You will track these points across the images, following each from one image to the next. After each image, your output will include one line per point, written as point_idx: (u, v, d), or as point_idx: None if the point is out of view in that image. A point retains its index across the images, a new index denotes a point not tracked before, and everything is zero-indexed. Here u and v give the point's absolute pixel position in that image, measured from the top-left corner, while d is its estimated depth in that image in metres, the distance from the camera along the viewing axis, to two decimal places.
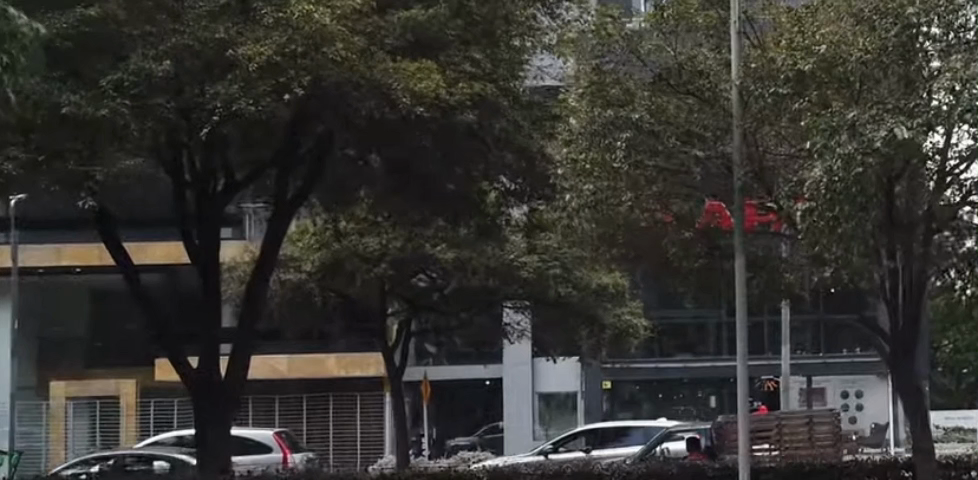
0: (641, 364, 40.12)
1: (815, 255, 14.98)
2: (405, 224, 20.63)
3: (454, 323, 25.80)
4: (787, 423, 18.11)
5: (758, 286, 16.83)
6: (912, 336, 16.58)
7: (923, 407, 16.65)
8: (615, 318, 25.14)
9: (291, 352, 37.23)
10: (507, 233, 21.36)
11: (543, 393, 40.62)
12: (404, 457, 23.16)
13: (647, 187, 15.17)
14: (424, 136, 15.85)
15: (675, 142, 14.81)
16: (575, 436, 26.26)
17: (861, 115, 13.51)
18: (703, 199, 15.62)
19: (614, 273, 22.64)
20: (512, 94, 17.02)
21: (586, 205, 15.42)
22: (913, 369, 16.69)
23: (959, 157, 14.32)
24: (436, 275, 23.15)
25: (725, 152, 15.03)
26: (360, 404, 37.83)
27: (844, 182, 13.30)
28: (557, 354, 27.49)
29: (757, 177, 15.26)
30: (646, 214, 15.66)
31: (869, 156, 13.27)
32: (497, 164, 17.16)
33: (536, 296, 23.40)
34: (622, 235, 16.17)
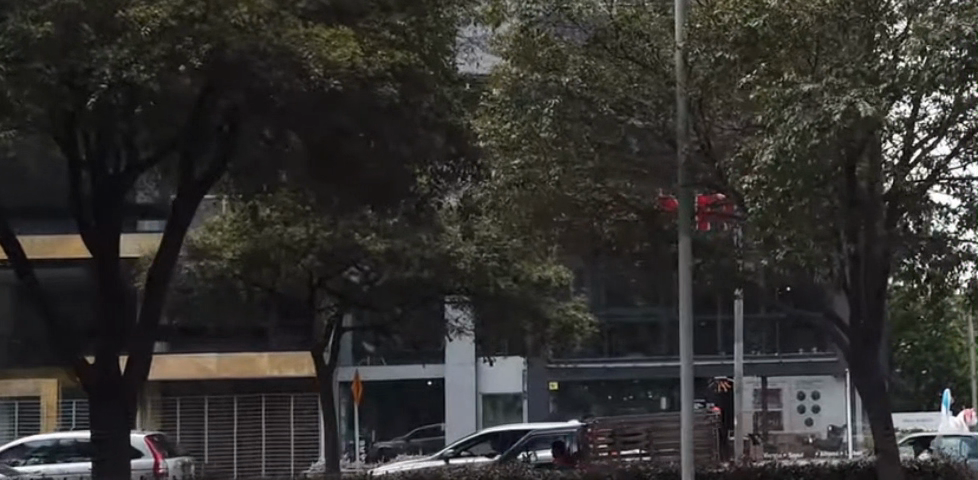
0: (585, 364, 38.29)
1: (765, 237, 13.72)
2: (330, 211, 19.13)
3: (389, 321, 24.37)
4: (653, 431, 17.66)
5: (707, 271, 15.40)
6: (874, 327, 15.22)
7: (887, 408, 15.31)
8: (558, 313, 23.79)
9: (221, 349, 35.17)
10: (443, 222, 19.91)
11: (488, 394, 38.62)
12: (332, 459, 21.63)
13: (578, 161, 14.02)
14: (343, 114, 14.12)
15: (610, 111, 13.63)
16: (483, 440, 24.76)
17: (821, 88, 12.26)
18: (656, 193, 14.59)
19: (555, 264, 21.29)
20: (439, 69, 15.29)
21: (514, 183, 14.30)
22: (876, 366, 15.29)
23: (928, 130, 13.71)
24: (367, 268, 21.66)
25: (667, 123, 13.84)
26: (293, 404, 36.40)
27: (800, 156, 12.27)
28: (499, 351, 26.09)
29: (703, 153, 14.05)
30: (587, 192, 14.35)
31: (826, 131, 12.12)
32: (428, 152, 15.07)
33: (476, 291, 21.95)
34: (556, 212, 14.61)
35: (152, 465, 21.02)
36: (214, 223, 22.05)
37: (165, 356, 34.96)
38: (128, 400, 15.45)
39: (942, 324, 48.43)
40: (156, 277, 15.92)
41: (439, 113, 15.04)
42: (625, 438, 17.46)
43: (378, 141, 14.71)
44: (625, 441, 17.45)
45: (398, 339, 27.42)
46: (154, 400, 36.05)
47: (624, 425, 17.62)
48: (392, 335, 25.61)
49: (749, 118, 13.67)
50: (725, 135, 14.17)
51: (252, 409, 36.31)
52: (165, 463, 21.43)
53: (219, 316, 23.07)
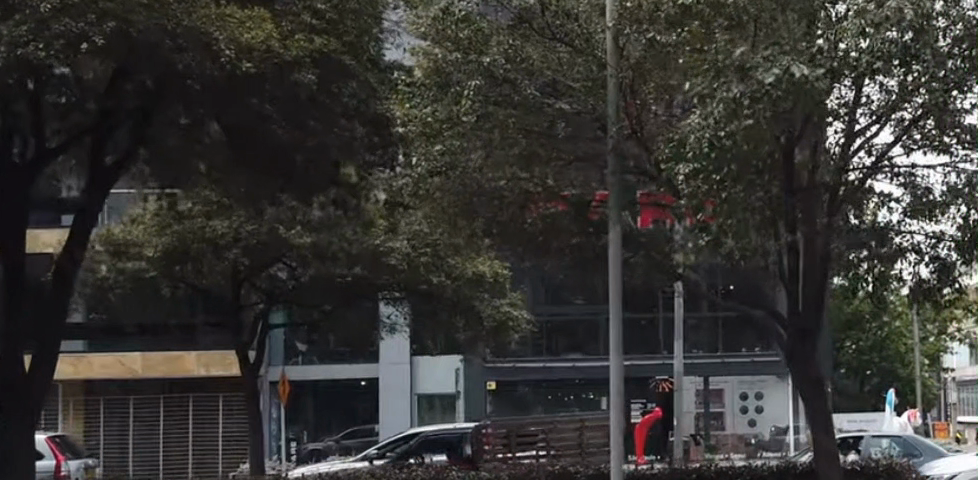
0: (528, 363, 36.48)
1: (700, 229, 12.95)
2: (253, 202, 18.28)
3: (320, 319, 23.58)
4: (554, 432, 17.19)
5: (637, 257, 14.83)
6: (813, 320, 14.61)
7: (825, 405, 14.74)
8: (493, 310, 23.09)
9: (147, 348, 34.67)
10: (370, 214, 19.06)
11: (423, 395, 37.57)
12: (255, 462, 20.87)
13: (503, 145, 13.30)
14: (257, 96, 13.49)
15: (534, 93, 13.04)
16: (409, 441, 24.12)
17: (749, 51, 11.84)
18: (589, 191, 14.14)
19: (490, 259, 20.44)
20: (363, 55, 14.57)
21: (436, 169, 13.78)
22: (815, 364, 14.67)
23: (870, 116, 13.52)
24: (294, 264, 20.86)
25: (599, 111, 13.29)
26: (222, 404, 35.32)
27: (733, 136, 11.79)
28: (435, 350, 25.31)
29: (635, 140, 13.63)
30: (511, 184, 13.73)
31: (758, 101, 11.65)
32: (352, 143, 14.39)
33: (408, 289, 21.22)
34: (478, 200, 13.91)
35: (55, 468, 20.49)
36: (136, 217, 21.24)
37: (88, 354, 34.79)
38: (31, 400, 14.52)
39: (888, 323, 47.80)
40: (63, 271, 15.02)
41: (364, 99, 14.36)
42: (521, 438, 17.10)
43: (297, 126, 14.05)
44: (521, 442, 17.06)
45: (332, 340, 26.64)
46: (79, 399, 35.53)
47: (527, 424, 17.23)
48: (324, 334, 24.88)
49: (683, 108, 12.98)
50: (656, 124, 13.71)
51: (179, 410, 35.40)
52: (69, 466, 20.81)
53: (144, 312, 22.27)
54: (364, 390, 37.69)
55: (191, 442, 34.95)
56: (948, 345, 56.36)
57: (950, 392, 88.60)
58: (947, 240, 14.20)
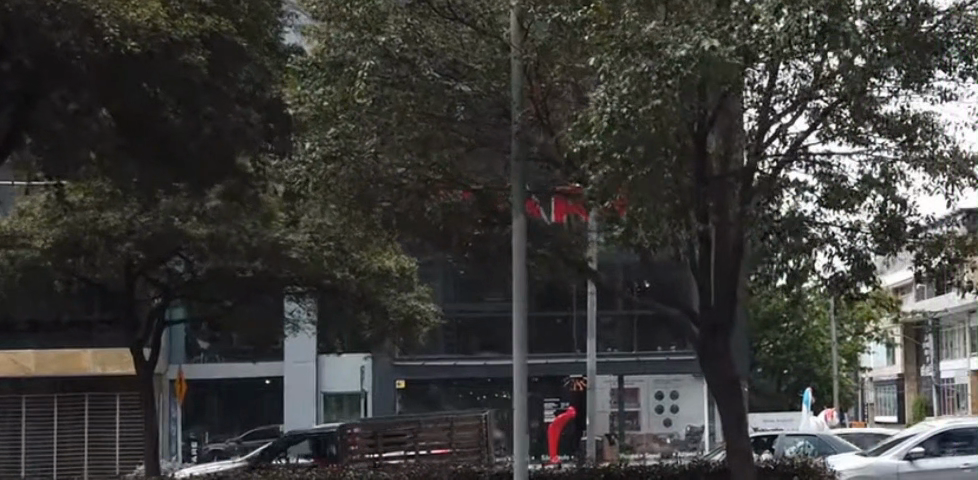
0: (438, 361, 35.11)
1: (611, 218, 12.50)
2: (145, 193, 17.48)
3: (221, 316, 22.81)
4: (420, 432, 17.55)
5: (544, 246, 14.14)
6: (726, 315, 13.98)
7: (741, 401, 14.16)
8: (400, 305, 22.43)
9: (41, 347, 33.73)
10: (270, 204, 18.27)
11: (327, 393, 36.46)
12: (151, 462, 20.14)
13: (399, 129, 12.56)
14: (147, 81, 12.59)
15: (433, 74, 12.40)
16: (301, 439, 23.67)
17: (658, 28, 11.45)
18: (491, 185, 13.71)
19: (394, 253, 19.70)
20: (261, 39, 13.95)
21: (327, 156, 12.87)
22: (728, 363, 14.07)
23: (785, 103, 13.19)
24: (192, 257, 20.07)
25: (503, 95, 12.76)
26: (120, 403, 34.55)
27: (640, 118, 11.24)
28: (341, 348, 24.59)
29: (539, 123, 13.06)
30: (410, 171, 12.99)
31: (667, 78, 11.19)
32: (245, 131, 13.47)
33: (310, 283, 20.53)
34: (373, 190, 13.12)
35: None
36: (25, 209, 20.40)
37: None
38: None
39: (804, 323, 47.43)
40: None
41: (258, 85, 13.65)
42: (386, 438, 17.45)
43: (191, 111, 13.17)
44: (384, 443, 17.42)
45: (236, 338, 25.87)
46: None
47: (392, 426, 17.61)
48: (225, 332, 24.12)
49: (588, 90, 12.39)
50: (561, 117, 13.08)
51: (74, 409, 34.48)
52: None
53: (35, 306, 21.45)
54: (267, 389, 36.53)
55: (85, 437, 34.17)
56: (864, 345, 56.15)
57: (867, 392, 88.65)
58: (863, 231, 13.81)
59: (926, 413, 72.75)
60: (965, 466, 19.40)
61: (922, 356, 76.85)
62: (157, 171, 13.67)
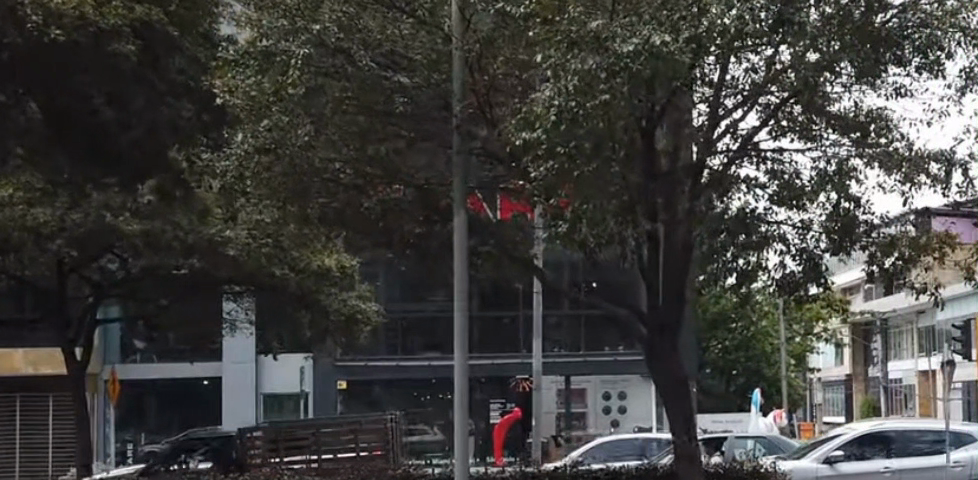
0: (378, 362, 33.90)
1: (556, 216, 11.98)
2: (75, 187, 16.87)
3: (158, 315, 22.22)
4: (322, 433, 16.56)
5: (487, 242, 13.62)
6: (674, 315, 13.49)
7: (688, 403, 13.63)
8: (341, 304, 21.89)
9: None
10: (206, 199, 17.66)
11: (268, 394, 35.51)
12: (83, 463, 19.57)
13: (334, 119, 12.07)
14: (92, 83, 11.80)
15: (370, 64, 11.84)
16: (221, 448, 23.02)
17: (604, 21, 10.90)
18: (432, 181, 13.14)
19: (335, 249, 19.11)
20: (196, 28, 13.28)
21: (261, 147, 12.41)
22: (676, 362, 13.55)
23: (738, 99, 12.73)
24: (126, 254, 19.47)
25: (444, 89, 12.20)
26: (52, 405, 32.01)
27: (587, 111, 10.78)
28: (281, 347, 24.01)
29: (480, 114, 12.50)
30: (347, 165, 12.58)
31: (616, 75, 10.71)
32: (175, 121, 12.51)
33: (248, 281, 19.97)
34: (306, 181, 12.61)
35: None
36: None
37: None
38: None
39: (751, 323, 47.08)
40: None
41: (193, 76, 12.74)
42: (288, 442, 16.54)
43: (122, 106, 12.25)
44: (285, 446, 16.55)
45: (174, 337, 25.29)
46: None
47: (295, 429, 16.67)
48: (161, 330, 23.51)
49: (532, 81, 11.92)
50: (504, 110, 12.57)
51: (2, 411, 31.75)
52: None
53: None
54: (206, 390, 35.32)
55: (18, 444, 31.36)
56: (812, 345, 55.88)
57: (814, 392, 88.53)
58: (813, 229, 13.34)
59: (875, 414, 72.62)
60: (887, 470, 18.81)
61: (870, 357, 76.75)
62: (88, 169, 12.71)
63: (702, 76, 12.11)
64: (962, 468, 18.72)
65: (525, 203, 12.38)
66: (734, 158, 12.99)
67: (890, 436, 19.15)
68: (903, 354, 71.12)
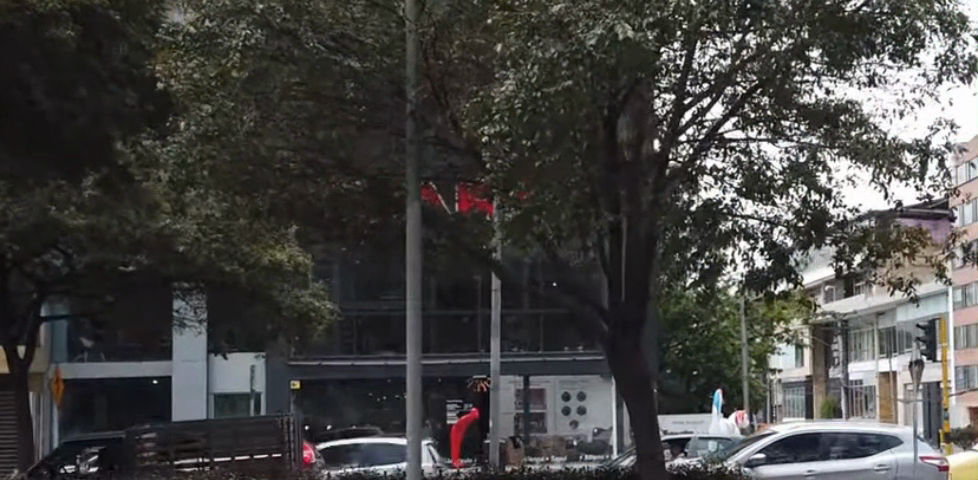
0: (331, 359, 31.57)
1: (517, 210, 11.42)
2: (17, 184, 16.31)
3: (106, 315, 21.67)
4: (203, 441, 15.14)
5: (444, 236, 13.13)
6: (638, 311, 12.89)
7: (650, 403, 13.06)
8: (293, 301, 21.39)
9: None
10: (153, 194, 17.09)
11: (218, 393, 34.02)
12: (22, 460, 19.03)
13: (281, 105, 11.68)
14: (31, 70, 11.26)
15: (319, 47, 11.34)
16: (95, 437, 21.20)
17: (567, 5, 10.29)
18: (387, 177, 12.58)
19: (287, 244, 18.54)
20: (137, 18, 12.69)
21: (204, 136, 11.75)
22: (640, 363, 12.97)
23: (706, 88, 12.24)
24: (71, 250, 18.89)
25: (398, 76, 11.66)
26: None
27: (547, 101, 10.15)
28: (233, 345, 23.47)
29: (435, 101, 11.90)
30: (296, 153, 12.06)
31: (578, 63, 10.09)
32: (119, 110, 11.99)
33: (197, 277, 19.42)
34: (254, 173, 12.05)
35: None
36: None
37: None
38: None
39: (712, 324, 46.77)
40: None
41: (137, 64, 12.13)
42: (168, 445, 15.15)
43: (60, 95, 11.59)
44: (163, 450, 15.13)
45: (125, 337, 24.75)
46: None
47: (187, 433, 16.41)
48: (109, 329, 22.93)
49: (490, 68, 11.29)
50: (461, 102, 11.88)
51: None
52: None
53: None
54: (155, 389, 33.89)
55: None
56: (772, 345, 55.63)
57: (775, 392, 88.49)
58: (780, 225, 12.94)
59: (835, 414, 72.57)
60: (810, 473, 17.05)
61: (831, 359, 76.73)
62: (27, 162, 12.31)
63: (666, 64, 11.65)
64: (886, 471, 17.19)
65: (483, 196, 11.85)
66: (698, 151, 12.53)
67: (819, 437, 17.50)
68: (864, 355, 71.03)
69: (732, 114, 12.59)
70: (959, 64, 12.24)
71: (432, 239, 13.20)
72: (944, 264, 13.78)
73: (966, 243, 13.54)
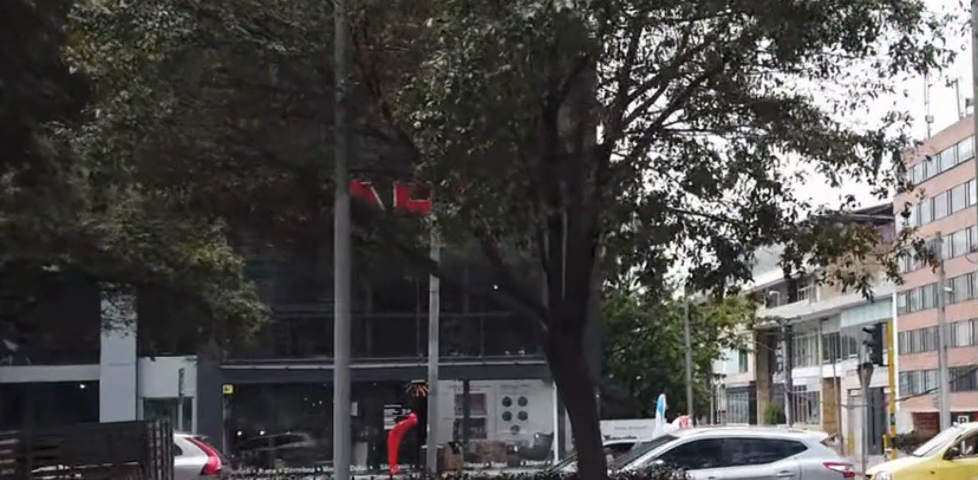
0: (263, 367, 28.51)
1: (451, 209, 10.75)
2: None
3: (31, 318, 20.94)
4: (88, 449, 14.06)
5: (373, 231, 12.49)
6: (578, 310, 12.29)
7: (592, 407, 12.39)
8: (223, 302, 20.97)
9: None
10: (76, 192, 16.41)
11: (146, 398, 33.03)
12: None
13: (201, 92, 11.03)
14: None
15: (242, 30, 10.79)
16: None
17: None
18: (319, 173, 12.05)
19: (217, 243, 17.87)
20: None
21: (120, 127, 10.94)
22: (580, 371, 12.27)
23: (652, 80, 11.61)
24: None
25: (326, 61, 11.06)
26: None
27: (480, 81, 9.61)
28: (163, 348, 22.76)
29: (368, 88, 11.29)
30: (220, 144, 11.26)
31: (517, 42, 9.51)
32: None
33: (124, 277, 18.71)
34: (175, 171, 11.28)
35: None
36: None
37: None
38: None
39: (656, 328, 46.36)
40: None
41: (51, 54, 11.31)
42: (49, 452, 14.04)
43: None
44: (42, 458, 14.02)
45: (52, 341, 23.99)
46: None
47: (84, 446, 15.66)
48: (35, 332, 22.20)
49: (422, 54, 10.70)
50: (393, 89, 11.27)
51: None
52: None
53: None
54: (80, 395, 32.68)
55: None
56: (717, 351, 55.14)
57: (718, 398, 88.23)
58: (726, 221, 12.37)
59: (779, 419, 72.37)
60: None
61: (773, 364, 76.46)
62: None
63: (608, 50, 11.06)
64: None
65: (417, 189, 11.23)
66: (641, 144, 11.92)
67: (721, 445, 16.28)
68: (808, 361, 70.87)
69: (677, 107, 11.97)
70: (914, 53, 11.70)
71: (361, 237, 12.61)
72: (895, 263, 13.24)
73: (919, 241, 13.02)
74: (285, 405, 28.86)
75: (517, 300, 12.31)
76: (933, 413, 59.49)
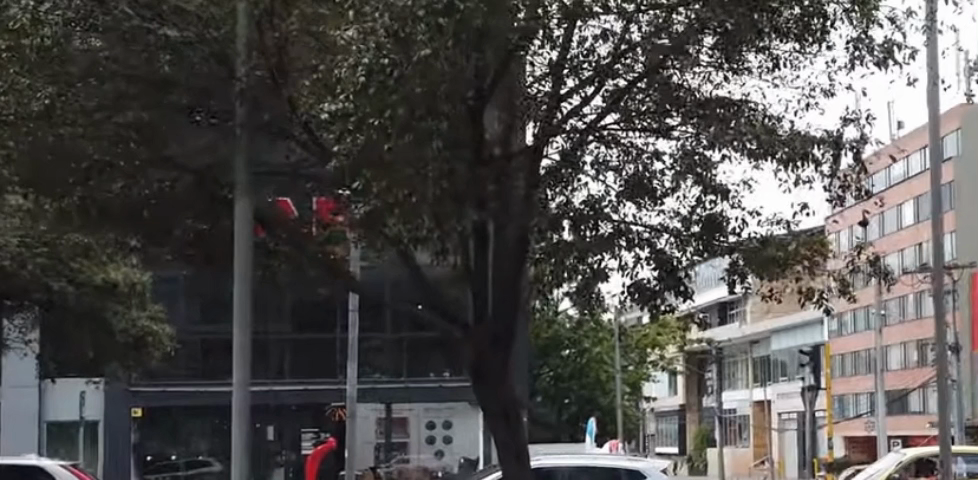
0: (178, 388, 26.87)
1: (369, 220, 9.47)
2: None
3: None
4: None
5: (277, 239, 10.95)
6: (507, 327, 10.57)
7: (521, 434, 10.83)
8: (129, 324, 20.05)
9: None
10: None
11: (53, 422, 31.33)
12: None
13: (82, 85, 9.84)
14: None
15: (130, 13, 9.71)
16: None
17: None
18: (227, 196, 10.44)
19: (119, 260, 16.75)
20: None
21: (10, 122, 10.09)
22: (507, 397, 10.74)
23: (589, 76, 10.59)
24: None
25: (223, 52, 9.90)
26: None
27: (399, 65, 8.70)
28: (64, 369, 21.52)
29: (273, 84, 10.01)
30: (99, 141, 9.87)
31: (438, 16, 8.67)
32: None
33: (23, 296, 17.55)
34: (57, 177, 10.01)
35: None
36: None
37: None
38: None
39: (585, 350, 45.58)
40: None
41: None
42: None
43: None
44: None
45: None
46: None
47: None
48: None
49: (333, 46, 9.54)
50: (302, 82, 10.01)
51: None
52: None
53: None
54: None
55: None
56: (648, 374, 54.32)
57: (649, 422, 87.74)
58: (668, 232, 11.32)
59: (709, 443, 71.62)
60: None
61: (704, 388, 75.88)
62: None
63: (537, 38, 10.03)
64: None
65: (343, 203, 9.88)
66: (576, 147, 10.88)
67: None
68: (738, 384, 70.23)
69: (613, 110, 10.91)
70: (874, 48, 10.72)
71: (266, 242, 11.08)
72: (846, 278, 12.14)
73: (871, 258, 11.95)
74: (197, 429, 27.15)
75: (440, 313, 10.70)
76: (864, 437, 58.79)
